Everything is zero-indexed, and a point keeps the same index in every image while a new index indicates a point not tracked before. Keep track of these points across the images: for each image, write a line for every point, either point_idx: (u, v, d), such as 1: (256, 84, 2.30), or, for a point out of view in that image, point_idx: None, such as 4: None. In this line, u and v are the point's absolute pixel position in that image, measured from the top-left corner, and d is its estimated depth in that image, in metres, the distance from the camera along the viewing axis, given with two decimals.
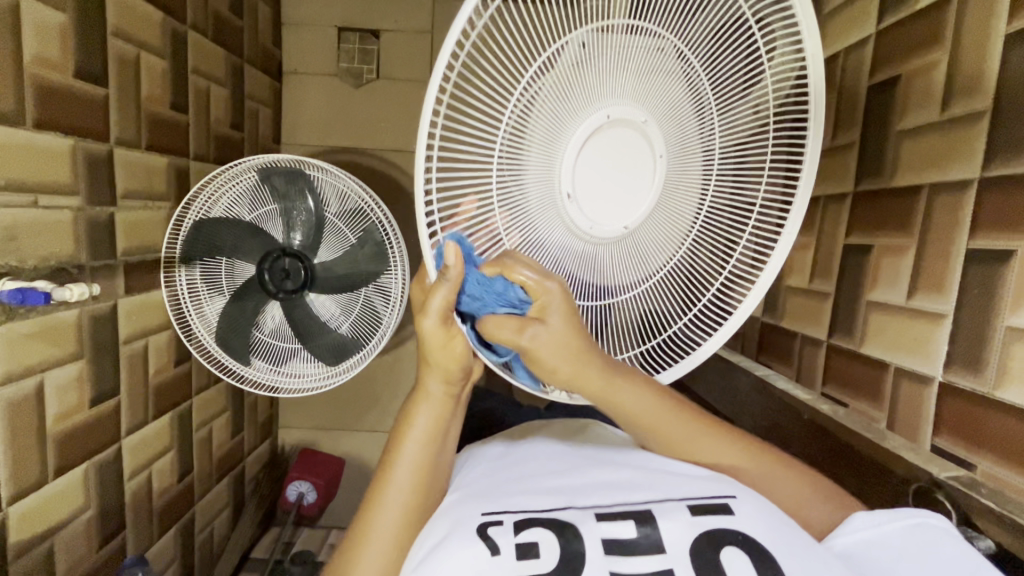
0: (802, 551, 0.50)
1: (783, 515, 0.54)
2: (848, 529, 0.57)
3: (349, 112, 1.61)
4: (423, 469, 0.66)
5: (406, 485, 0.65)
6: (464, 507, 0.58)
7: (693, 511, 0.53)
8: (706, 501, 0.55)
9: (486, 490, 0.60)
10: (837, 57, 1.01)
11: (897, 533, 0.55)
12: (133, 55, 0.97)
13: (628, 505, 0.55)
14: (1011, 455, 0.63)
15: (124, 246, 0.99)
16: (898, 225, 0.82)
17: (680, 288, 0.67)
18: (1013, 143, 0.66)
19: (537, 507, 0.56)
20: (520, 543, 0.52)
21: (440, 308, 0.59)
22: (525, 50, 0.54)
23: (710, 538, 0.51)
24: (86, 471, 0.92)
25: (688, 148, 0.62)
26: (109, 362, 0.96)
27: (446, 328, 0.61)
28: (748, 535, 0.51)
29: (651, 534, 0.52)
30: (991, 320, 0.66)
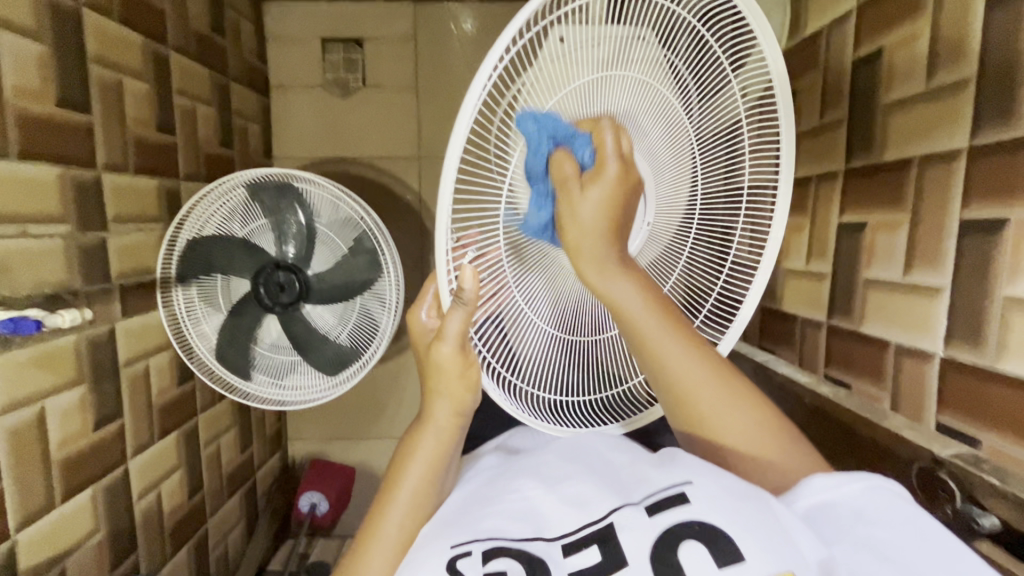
0: (760, 525, 0.48)
1: (741, 487, 0.52)
2: (807, 489, 0.55)
3: (339, 122, 1.61)
4: (419, 505, 0.65)
5: (394, 534, 0.63)
6: (435, 540, 0.58)
7: (651, 512, 0.52)
8: (663, 494, 0.53)
9: (460, 518, 0.60)
10: (820, 35, 1.00)
11: (855, 494, 0.53)
12: (115, 80, 0.98)
13: (592, 525, 0.54)
14: (1015, 428, 0.62)
15: (119, 270, 1.00)
16: (890, 200, 0.81)
17: (687, 291, 0.72)
18: (998, 110, 0.65)
19: (505, 535, 0.55)
20: (486, 574, 0.51)
21: (456, 331, 0.59)
22: (519, 109, 0.57)
23: (667, 538, 0.50)
24: (94, 494, 0.93)
25: (676, 163, 0.65)
26: (109, 386, 0.97)
27: (463, 354, 0.61)
28: (704, 526, 0.49)
29: (612, 550, 0.51)
30: (989, 291, 0.65)
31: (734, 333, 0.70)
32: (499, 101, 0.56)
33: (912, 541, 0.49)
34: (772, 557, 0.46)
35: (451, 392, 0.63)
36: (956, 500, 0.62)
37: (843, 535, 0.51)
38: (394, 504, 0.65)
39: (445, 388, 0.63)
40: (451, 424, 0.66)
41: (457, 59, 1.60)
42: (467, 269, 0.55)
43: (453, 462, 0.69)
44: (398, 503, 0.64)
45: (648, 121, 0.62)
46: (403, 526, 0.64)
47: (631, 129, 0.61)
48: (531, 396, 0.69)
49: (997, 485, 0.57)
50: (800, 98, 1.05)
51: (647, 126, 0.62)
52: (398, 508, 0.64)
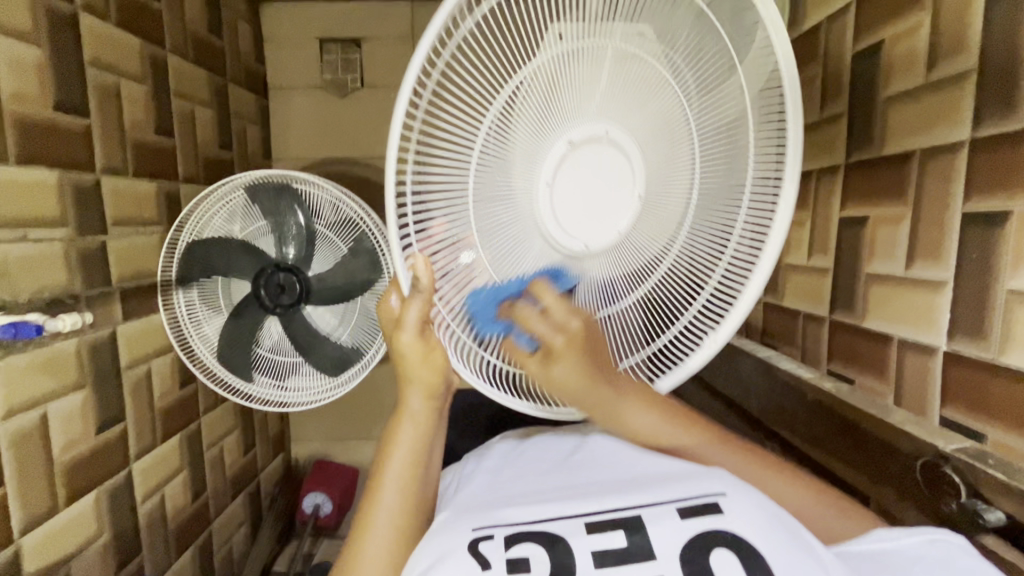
0: (795, 548, 0.49)
1: (777, 510, 0.53)
2: (867, 537, 0.57)
3: (337, 122, 1.61)
4: (410, 491, 0.65)
5: (388, 524, 0.64)
6: (455, 521, 0.58)
7: (682, 514, 0.52)
8: (694, 500, 0.53)
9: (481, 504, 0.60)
10: (819, 28, 0.99)
11: (913, 544, 0.55)
12: (113, 84, 0.98)
13: (617, 512, 0.54)
14: (1019, 422, 0.61)
15: (119, 273, 1.00)
16: (892, 194, 0.80)
17: (676, 293, 0.63)
18: (1000, 102, 0.64)
19: (528, 520, 0.55)
20: (509, 559, 0.52)
21: (416, 319, 0.61)
22: (489, 78, 0.56)
23: (697, 543, 0.50)
24: (97, 497, 0.93)
25: (666, 144, 0.59)
26: (112, 389, 0.97)
27: (424, 340, 0.63)
28: (738, 536, 0.50)
29: (641, 542, 0.51)
30: (993, 284, 0.64)
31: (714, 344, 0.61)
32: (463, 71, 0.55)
33: None
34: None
35: (419, 371, 0.65)
36: (961, 494, 0.61)
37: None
38: (384, 492, 0.65)
39: (416, 376, 0.66)
40: (425, 410, 0.68)
41: None
42: (416, 258, 0.56)
43: (435, 445, 0.69)
44: (387, 491, 0.65)
45: (626, 97, 0.58)
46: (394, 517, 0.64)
47: (609, 104, 0.58)
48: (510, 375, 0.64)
49: (1003, 478, 0.57)
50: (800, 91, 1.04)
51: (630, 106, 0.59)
52: (386, 506, 0.64)
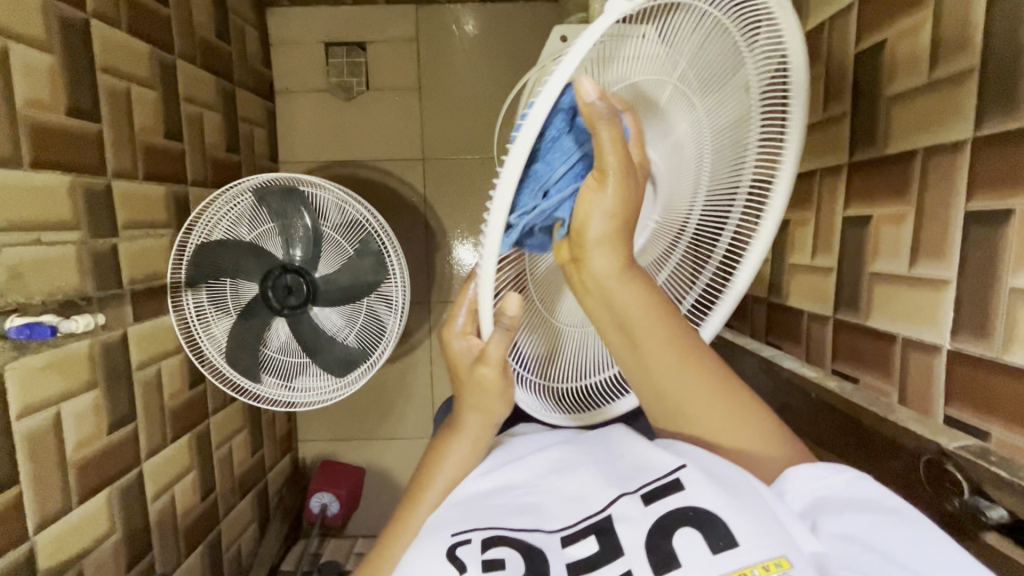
0: (755, 514, 0.49)
1: (736, 479, 0.53)
2: (795, 478, 0.57)
3: (343, 125, 1.63)
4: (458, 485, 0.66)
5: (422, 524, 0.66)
6: (436, 526, 0.59)
7: (646, 502, 0.53)
8: (657, 483, 0.54)
9: (464, 503, 0.61)
10: (822, 28, 0.99)
11: (842, 486, 0.55)
12: (123, 89, 1.00)
13: (590, 517, 0.55)
14: (1022, 420, 0.61)
15: (130, 275, 1.01)
16: (895, 193, 0.80)
17: (683, 273, 0.74)
18: (1003, 99, 0.64)
19: (505, 524, 0.56)
20: (484, 561, 0.53)
21: (499, 355, 0.59)
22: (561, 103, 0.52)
23: (661, 527, 0.50)
24: (109, 496, 0.95)
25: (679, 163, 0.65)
26: (123, 390, 0.98)
27: (503, 374, 0.61)
28: (697, 510, 0.50)
29: (611, 542, 0.52)
30: (995, 282, 0.64)
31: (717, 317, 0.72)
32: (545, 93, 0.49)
33: (902, 535, 0.48)
34: (764, 538, 0.47)
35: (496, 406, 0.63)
36: (964, 491, 0.61)
37: (834, 517, 0.52)
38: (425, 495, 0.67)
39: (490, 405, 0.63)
40: (485, 431, 0.65)
41: (459, 59, 1.61)
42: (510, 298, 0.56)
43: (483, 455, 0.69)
44: (431, 494, 0.66)
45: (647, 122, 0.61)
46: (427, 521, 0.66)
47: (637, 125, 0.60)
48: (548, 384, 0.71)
49: (1005, 476, 0.57)
50: None
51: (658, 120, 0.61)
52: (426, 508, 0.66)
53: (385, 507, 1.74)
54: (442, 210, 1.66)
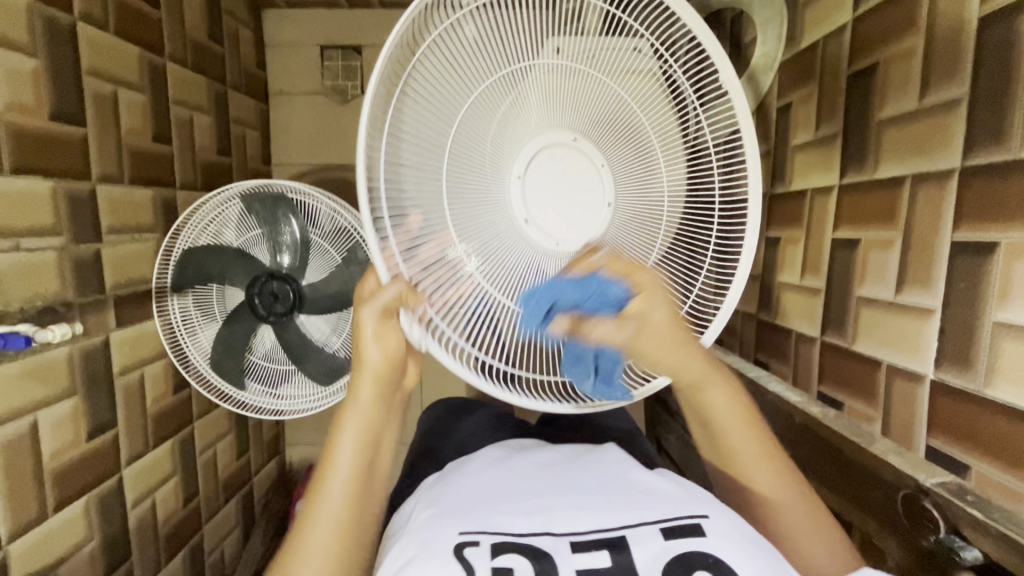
0: (777, 575, 0.51)
1: (758, 537, 0.55)
2: None
3: (338, 128, 1.62)
4: (358, 468, 0.66)
5: (341, 491, 0.64)
6: (435, 524, 0.58)
7: (665, 536, 0.54)
8: (678, 522, 0.55)
9: (467, 506, 0.60)
10: (817, 47, 0.99)
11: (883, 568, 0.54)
12: (110, 92, 0.99)
13: (602, 533, 0.55)
14: (1003, 456, 0.61)
15: (114, 280, 1.00)
16: (883, 219, 0.80)
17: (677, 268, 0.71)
18: (992, 130, 0.63)
19: (514, 531, 0.56)
20: (494, 567, 0.52)
21: (387, 300, 0.61)
22: (442, 102, 0.61)
23: (680, 562, 0.52)
24: (86, 503, 0.94)
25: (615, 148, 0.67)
26: (103, 396, 0.98)
27: (386, 321, 0.63)
28: (717, 558, 0.51)
29: (623, 561, 0.52)
30: (979, 315, 0.64)
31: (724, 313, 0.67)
32: (419, 103, 0.60)
33: None
34: None
35: (371, 362, 0.65)
36: (940, 529, 0.60)
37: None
38: (329, 484, 0.65)
39: (371, 365, 0.66)
40: (383, 385, 0.66)
41: None
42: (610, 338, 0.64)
43: (385, 433, 0.69)
44: (335, 482, 0.65)
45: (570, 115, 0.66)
46: (338, 514, 0.63)
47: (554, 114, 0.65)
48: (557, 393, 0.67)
49: (981, 517, 0.56)
50: (796, 109, 1.04)
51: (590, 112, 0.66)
52: (340, 475, 0.65)
53: None
54: None
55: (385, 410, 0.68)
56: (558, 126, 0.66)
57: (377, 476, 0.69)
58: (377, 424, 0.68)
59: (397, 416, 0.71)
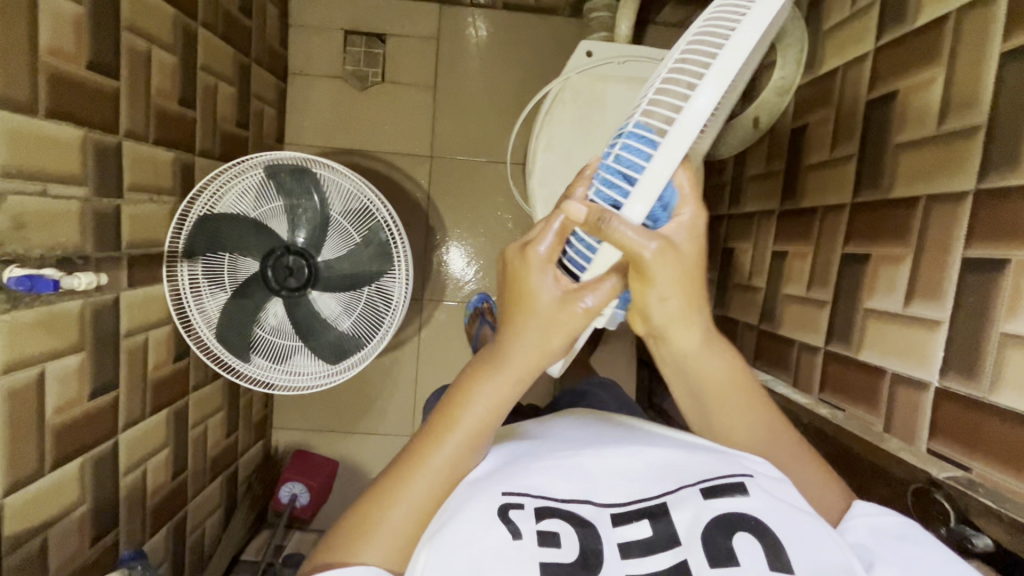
0: (816, 534, 0.52)
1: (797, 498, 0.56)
2: (852, 514, 0.61)
3: (355, 114, 1.62)
4: (482, 429, 0.61)
5: (456, 445, 0.60)
6: (477, 488, 0.57)
7: (706, 495, 0.55)
8: (720, 481, 0.56)
9: (513, 465, 0.60)
10: (836, 74, 1.05)
11: (895, 522, 0.58)
12: (144, 50, 0.98)
13: (643, 502, 0.56)
14: (1002, 456, 0.65)
15: (130, 239, 0.98)
16: (895, 235, 0.85)
17: None
18: (1007, 156, 0.69)
19: (557, 494, 0.56)
20: (540, 531, 0.53)
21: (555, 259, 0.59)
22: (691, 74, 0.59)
23: (719, 526, 0.53)
24: (82, 464, 0.91)
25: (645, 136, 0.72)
26: (109, 356, 0.95)
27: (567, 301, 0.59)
28: (759, 521, 0.52)
29: (665, 530, 0.54)
30: (987, 326, 0.68)
31: None
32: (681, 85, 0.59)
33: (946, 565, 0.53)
34: (819, 568, 0.50)
35: (545, 330, 0.59)
36: (951, 519, 0.64)
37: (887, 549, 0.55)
38: (450, 436, 0.60)
39: (532, 325, 0.59)
40: (526, 371, 0.61)
41: (477, 65, 1.63)
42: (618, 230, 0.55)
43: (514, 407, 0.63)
44: (453, 438, 0.60)
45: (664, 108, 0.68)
46: (431, 489, 0.60)
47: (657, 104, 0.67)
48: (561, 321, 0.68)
49: (992, 505, 0.60)
50: (812, 130, 1.10)
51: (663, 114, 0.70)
52: (451, 442, 0.60)
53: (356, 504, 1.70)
54: (446, 208, 1.66)
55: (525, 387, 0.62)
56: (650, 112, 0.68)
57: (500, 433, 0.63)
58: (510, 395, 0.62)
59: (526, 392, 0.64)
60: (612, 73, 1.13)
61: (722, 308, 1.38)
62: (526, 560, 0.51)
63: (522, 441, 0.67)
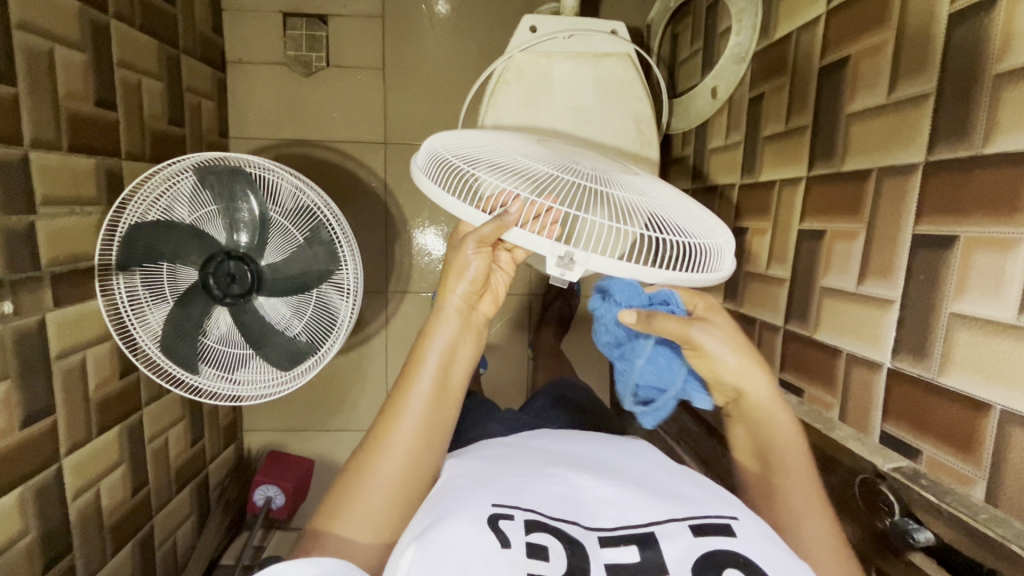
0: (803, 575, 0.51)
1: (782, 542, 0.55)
2: None
3: (301, 102, 1.54)
4: (438, 386, 0.69)
5: (416, 412, 0.67)
6: (473, 497, 0.56)
7: (695, 533, 0.54)
8: (708, 520, 0.55)
9: (504, 482, 0.59)
10: (790, 38, 0.99)
11: None
12: (44, 50, 0.90)
13: (631, 529, 0.54)
14: (952, 440, 0.64)
15: (50, 256, 0.93)
16: (849, 210, 0.82)
17: (475, 147, 0.74)
18: (954, 125, 0.65)
19: (550, 512, 0.55)
20: (529, 543, 0.51)
21: (489, 234, 0.65)
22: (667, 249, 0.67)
23: (709, 560, 0.51)
24: (22, 494, 0.87)
25: (589, 172, 0.72)
26: (40, 381, 0.91)
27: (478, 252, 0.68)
28: (747, 558, 0.51)
29: (653, 558, 0.51)
30: (936, 306, 0.66)
31: (460, 142, 0.75)
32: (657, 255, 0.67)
33: None
34: None
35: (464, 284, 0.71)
36: (896, 513, 0.67)
37: None
38: (406, 409, 0.67)
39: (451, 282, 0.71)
40: (465, 317, 0.72)
41: (428, 42, 1.55)
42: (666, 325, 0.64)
43: (460, 364, 0.72)
44: (410, 410, 0.67)
45: (634, 194, 0.71)
46: (394, 481, 0.64)
47: (635, 194, 0.71)
48: (471, 197, 0.68)
49: (933, 501, 0.62)
50: (768, 100, 1.05)
51: (624, 184, 0.73)
52: (409, 415, 0.67)
53: None
54: (404, 197, 1.60)
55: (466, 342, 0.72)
56: (616, 187, 0.71)
57: (454, 397, 0.71)
58: (454, 346, 0.71)
59: (470, 350, 0.73)
60: (558, 50, 1.07)
61: None
62: (514, 568, 0.48)
63: (514, 456, 0.65)
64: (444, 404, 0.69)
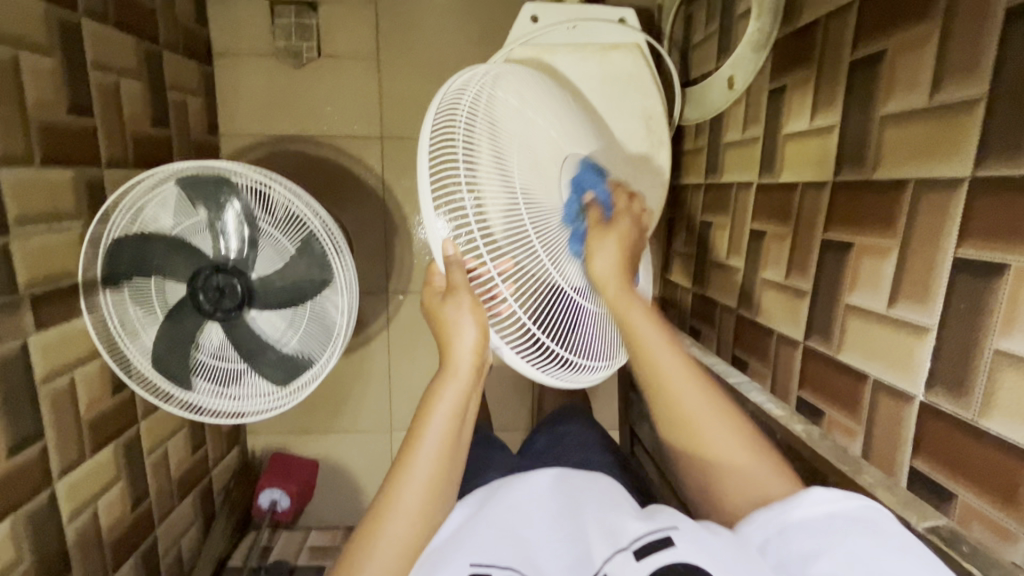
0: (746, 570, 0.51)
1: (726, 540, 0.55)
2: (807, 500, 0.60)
3: (293, 94, 1.47)
4: (449, 437, 0.67)
5: (426, 470, 0.65)
6: (451, 557, 0.60)
7: (638, 557, 0.55)
8: (648, 540, 0.56)
9: (479, 536, 0.62)
10: (817, 25, 0.90)
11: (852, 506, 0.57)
12: (8, 58, 0.84)
13: None
14: (985, 483, 0.59)
15: (28, 278, 0.89)
16: (881, 223, 0.74)
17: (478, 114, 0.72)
18: (1010, 138, 0.57)
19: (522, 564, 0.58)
20: None
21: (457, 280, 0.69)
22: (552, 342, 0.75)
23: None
24: (13, 523, 0.85)
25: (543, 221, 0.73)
26: (25, 407, 0.88)
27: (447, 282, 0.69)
28: (687, 565, 0.51)
29: None
30: (979, 340, 0.60)
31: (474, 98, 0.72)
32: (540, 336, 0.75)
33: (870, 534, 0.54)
34: None
35: (466, 339, 0.69)
36: None
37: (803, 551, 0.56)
38: (415, 467, 0.65)
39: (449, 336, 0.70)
40: (473, 369, 0.70)
41: (424, 27, 1.46)
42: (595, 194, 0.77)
43: (469, 414, 0.70)
44: (419, 469, 0.65)
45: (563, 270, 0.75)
46: (406, 537, 0.62)
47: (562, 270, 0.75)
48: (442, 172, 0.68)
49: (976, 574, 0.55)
50: (790, 94, 0.97)
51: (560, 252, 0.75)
52: (419, 472, 0.65)
53: (342, 500, 1.69)
54: (403, 194, 1.54)
55: (474, 395, 0.71)
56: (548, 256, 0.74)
57: (461, 447, 0.70)
58: (463, 402, 0.69)
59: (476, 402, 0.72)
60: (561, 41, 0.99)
61: (702, 287, 1.30)
62: None
63: (491, 502, 0.69)
64: (455, 458, 0.68)
